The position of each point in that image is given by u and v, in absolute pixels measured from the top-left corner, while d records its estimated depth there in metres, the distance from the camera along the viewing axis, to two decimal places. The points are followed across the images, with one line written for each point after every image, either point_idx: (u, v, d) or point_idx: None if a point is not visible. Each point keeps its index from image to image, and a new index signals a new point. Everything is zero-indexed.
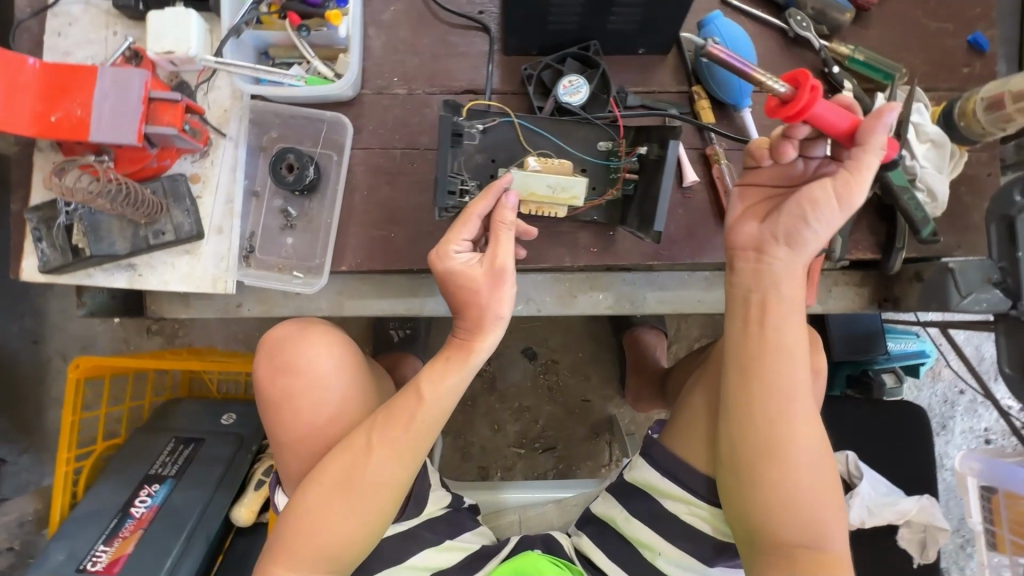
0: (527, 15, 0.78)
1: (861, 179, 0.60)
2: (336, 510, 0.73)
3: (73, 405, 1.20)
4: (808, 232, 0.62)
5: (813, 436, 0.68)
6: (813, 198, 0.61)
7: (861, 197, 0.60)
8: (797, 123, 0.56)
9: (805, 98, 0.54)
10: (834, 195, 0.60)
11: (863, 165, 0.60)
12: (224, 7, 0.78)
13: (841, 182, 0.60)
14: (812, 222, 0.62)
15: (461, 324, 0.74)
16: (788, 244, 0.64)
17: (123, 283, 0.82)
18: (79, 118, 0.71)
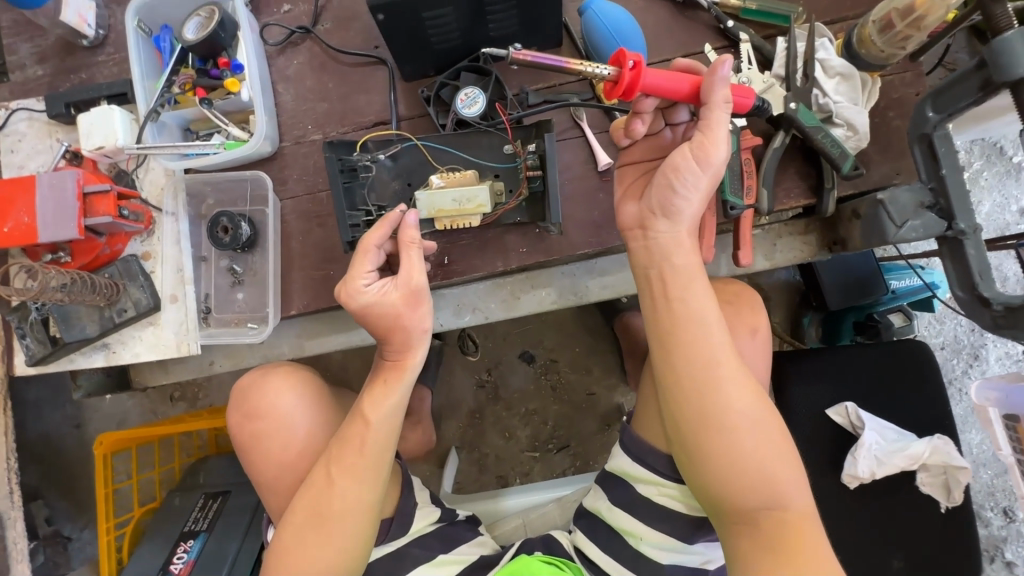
0: (408, 42, 0.81)
1: (714, 136, 0.65)
2: (312, 548, 0.74)
3: (105, 479, 1.31)
4: (679, 199, 0.67)
5: (749, 394, 0.67)
6: (676, 165, 0.66)
7: (717, 152, 0.66)
8: (630, 97, 0.64)
9: (631, 75, 0.62)
10: (692, 158, 0.66)
11: (712, 123, 0.66)
12: (138, 95, 0.85)
13: (696, 144, 0.66)
14: (681, 189, 0.67)
15: (388, 347, 0.77)
16: (666, 214, 0.69)
17: (101, 361, 0.89)
18: (27, 224, 0.79)
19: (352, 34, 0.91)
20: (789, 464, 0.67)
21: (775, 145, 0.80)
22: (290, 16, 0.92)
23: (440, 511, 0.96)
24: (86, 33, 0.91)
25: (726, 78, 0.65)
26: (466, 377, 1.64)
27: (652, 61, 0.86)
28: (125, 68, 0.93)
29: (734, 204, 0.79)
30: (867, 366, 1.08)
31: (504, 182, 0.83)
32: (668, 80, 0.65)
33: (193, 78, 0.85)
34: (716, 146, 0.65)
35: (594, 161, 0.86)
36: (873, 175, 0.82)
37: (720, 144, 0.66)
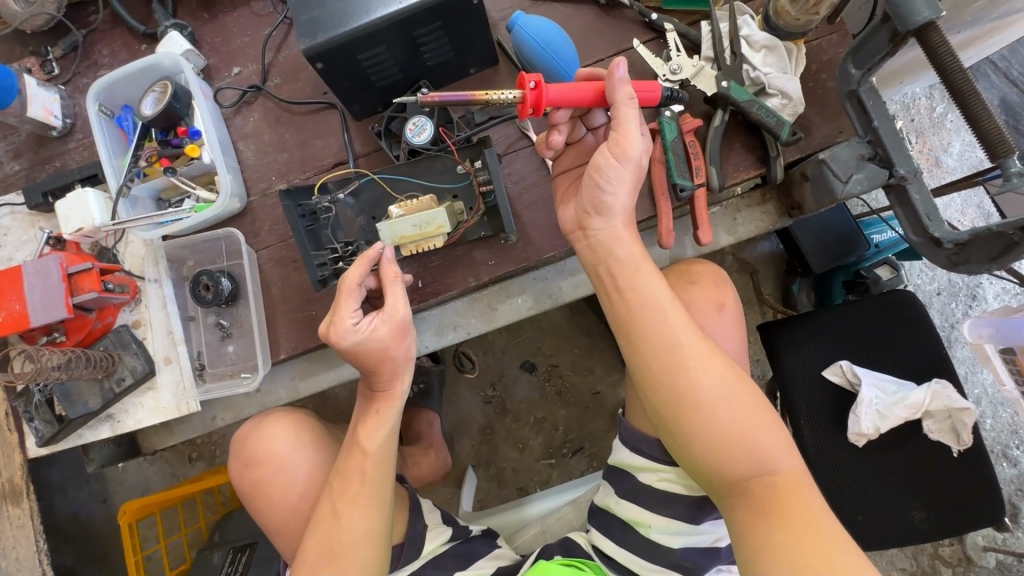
0: (351, 85, 0.85)
1: (627, 133, 0.68)
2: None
3: (133, 547, 1.33)
4: (607, 195, 0.70)
5: (717, 368, 0.68)
6: (597, 165, 0.69)
7: (634, 145, 0.68)
8: (539, 114, 0.69)
9: (534, 95, 0.67)
10: (611, 157, 0.68)
11: (622, 120, 0.68)
12: (108, 173, 0.89)
13: (613, 143, 0.68)
14: (607, 186, 0.69)
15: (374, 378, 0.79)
16: (599, 212, 0.71)
17: (108, 432, 0.93)
18: (19, 312, 0.83)
19: (301, 85, 0.96)
20: (770, 428, 0.68)
21: (715, 123, 0.83)
22: (240, 78, 0.97)
23: (452, 529, 0.97)
24: (54, 125, 0.97)
25: (623, 78, 0.67)
26: (472, 395, 1.66)
27: (586, 63, 0.89)
28: (95, 150, 0.98)
29: (683, 186, 0.80)
30: (852, 323, 1.09)
31: (463, 200, 0.87)
32: (572, 91, 0.70)
33: (157, 149, 0.90)
34: (631, 141, 0.68)
35: (546, 166, 0.88)
36: (816, 137, 0.84)
37: (635, 139, 0.68)
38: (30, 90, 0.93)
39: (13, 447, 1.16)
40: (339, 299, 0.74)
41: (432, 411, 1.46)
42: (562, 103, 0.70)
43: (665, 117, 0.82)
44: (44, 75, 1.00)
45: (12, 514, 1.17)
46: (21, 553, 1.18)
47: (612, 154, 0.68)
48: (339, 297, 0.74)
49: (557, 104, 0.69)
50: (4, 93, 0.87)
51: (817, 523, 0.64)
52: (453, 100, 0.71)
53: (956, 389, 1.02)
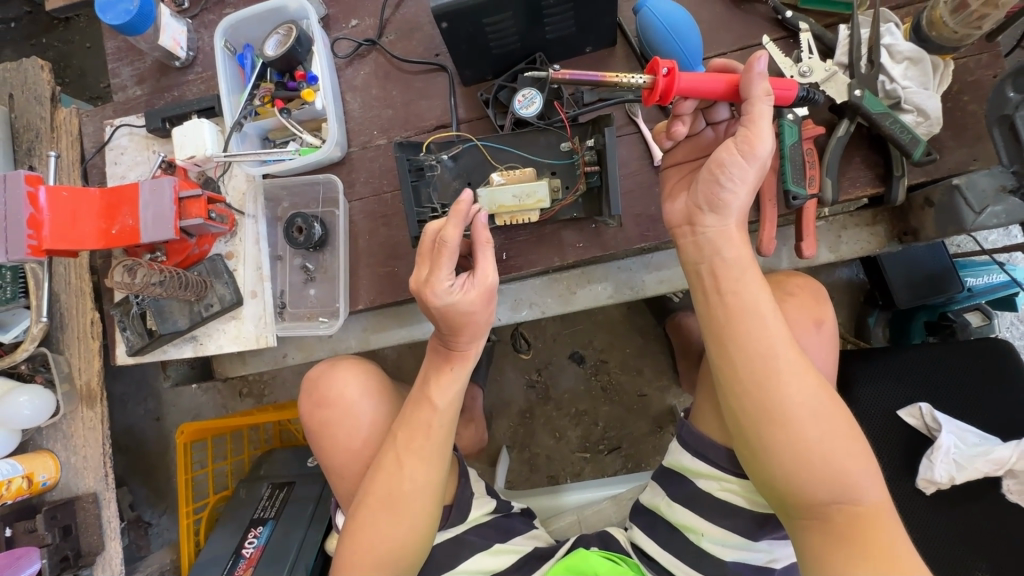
0: (470, 49, 0.85)
1: (758, 130, 0.65)
2: (385, 529, 0.78)
3: (184, 465, 1.41)
4: (727, 192, 0.67)
5: (811, 384, 0.65)
6: (721, 160, 0.67)
7: (764, 144, 0.65)
8: (668, 101, 0.67)
9: (665, 82, 0.65)
10: (738, 153, 0.66)
11: (755, 117, 0.65)
12: (225, 107, 0.93)
13: (741, 139, 0.66)
14: (727, 183, 0.67)
15: (453, 337, 0.79)
16: (713, 209, 0.69)
17: (190, 352, 0.98)
18: (132, 227, 0.87)
19: (414, 44, 0.97)
20: (858, 455, 0.65)
21: (839, 133, 0.79)
22: (357, 30, 0.98)
23: (495, 501, 0.99)
24: (179, 55, 1.01)
25: (763, 72, 0.65)
26: (517, 376, 1.66)
27: (708, 55, 0.86)
28: (212, 85, 1.03)
29: (796, 194, 0.76)
30: (936, 361, 0.97)
31: (561, 178, 0.86)
32: (704, 82, 0.67)
33: (271, 91, 0.93)
34: (761, 139, 0.65)
35: (650, 155, 0.87)
36: (947, 161, 0.79)
37: (766, 137, 0.65)
38: (164, 19, 0.97)
39: (95, 354, 1.24)
40: (437, 259, 0.72)
41: (478, 386, 1.46)
42: (691, 93, 0.68)
43: (787, 120, 0.77)
44: (175, 7, 1.05)
45: (85, 415, 1.25)
46: (89, 453, 1.26)
47: (739, 151, 0.66)
48: (437, 256, 0.72)
49: (686, 94, 0.67)
50: (140, 20, 0.92)
51: (897, 560, 0.61)
52: (582, 79, 0.70)
53: None
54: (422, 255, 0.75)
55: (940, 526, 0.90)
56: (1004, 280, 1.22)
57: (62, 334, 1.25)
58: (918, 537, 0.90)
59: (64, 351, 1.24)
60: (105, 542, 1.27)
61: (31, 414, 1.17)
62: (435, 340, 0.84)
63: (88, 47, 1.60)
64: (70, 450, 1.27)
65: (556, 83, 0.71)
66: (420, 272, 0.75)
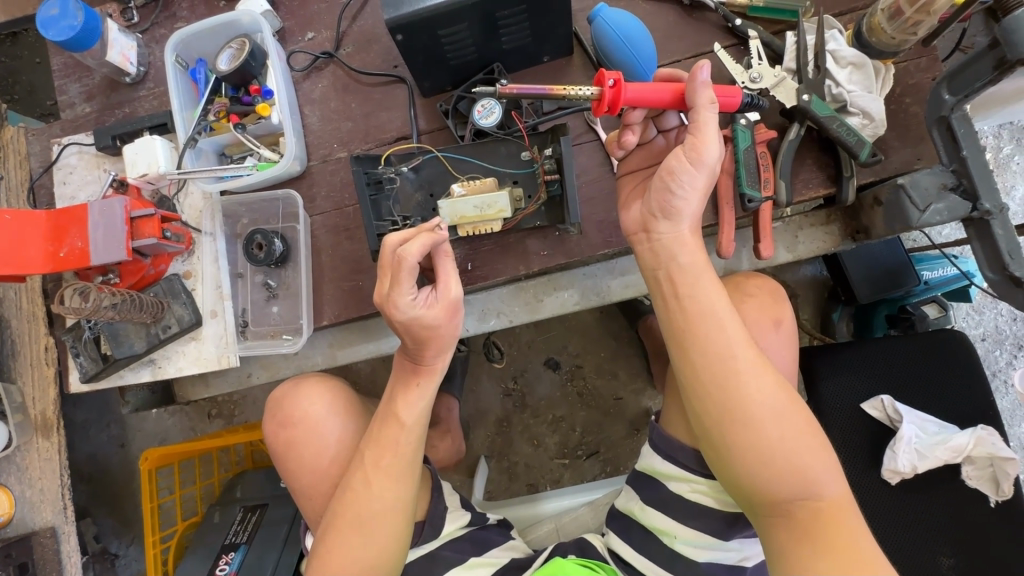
0: (427, 61, 0.85)
1: (705, 137, 0.66)
2: (355, 550, 0.77)
3: (150, 492, 1.36)
4: (678, 200, 0.68)
5: (770, 385, 0.66)
6: (670, 168, 0.67)
7: (712, 152, 0.66)
8: (617, 111, 0.68)
9: (611, 93, 0.66)
10: (686, 160, 0.66)
11: (701, 124, 0.66)
12: (178, 123, 0.91)
13: (689, 146, 0.66)
14: (678, 190, 0.67)
15: (417, 351, 0.78)
16: (666, 215, 0.69)
17: (148, 376, 0.95)
18: (82, 249, 0.84)
19: (373, 56, 0.96)
20: (819, 453, 0.66)
21: (790, 136, 0.81)
22: (314, 43, 0.97)
23: (470, 515, 0.98)
24: (129, 71, 0.98)
25: (706, 81, 0.66)
26: (493, 385, 1.65)
27: (662, 62, 0.88)
28: (164, 100, 1.00)
29: (751, 197, 0.78)
30: (894, 354, 0.99)
31: (523, 187, 0.86)
32: (651, 91, 0.68)
33: (227, 105, 0.91)
34: (708, 145, 0.66)
35: (610, 162, 0.88)
36: (893, 161, 0.82)
37: (713, 144, 0.66)
38: (112, 34, 0.94)
39: (50, 383, 1.21)
40: (398, 274, 0.70)
41: (452, 396, 1.45)
42: (638, 103, 0.68)
43: (740, 125, 0.79)
44: (124, 22, 1.02)
45: (40, 446, 1.22)
46: (46, 485, 1.23)
47: (686, 160, 0.66)
48: (397, 271, 0.70)
49: (634, 104, 0.68)
50: (86, 35, 0.89)
51: (859, 555, 0.62)
52: (532, 93, 0.70)
53: (1002, 437, 0.92)
54: (383, 268, 0.74)
55: (904, 515, 0.92)
56: (956, 272, 1.27)
57: (14, 362, 1.21)
58: (883, 526, 0.92)
59: (17, 380, 1.20)
60: None
61: None
62: (402, 355, 0.83)
63: (37, 62, 1.54)
64: (25, 483, 1.23)
65: (506, 97, 0.72)
66: (381, 286, 0.73)
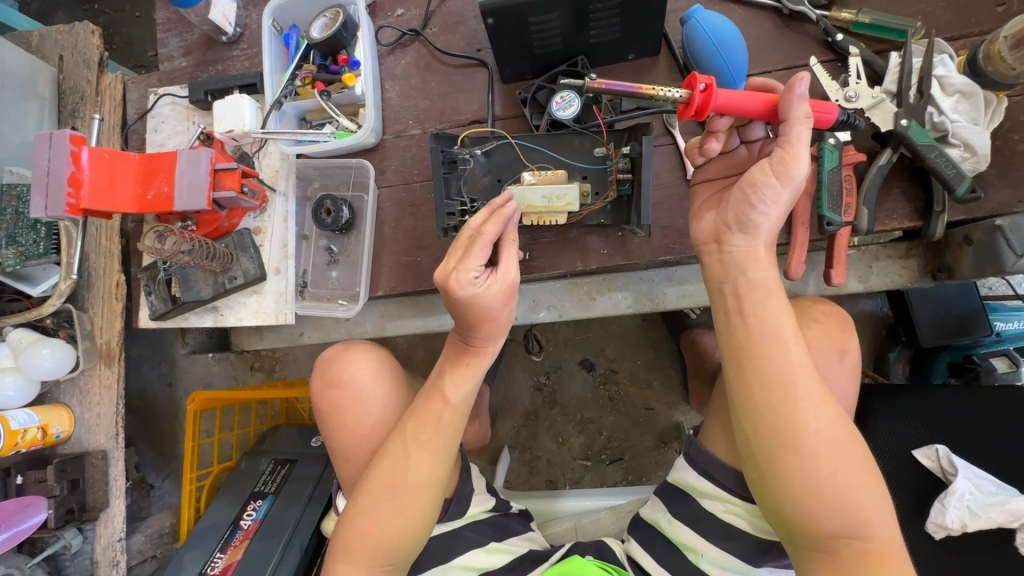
0: (513, 47, 0.86)
1: (795, 153, 0.63)
2: (385, 516, 0.79)
3: (192, 432, 1.43)
4: (757, 214, 0.66)
5: (831, 417, 0.64)
6: (753, 180, 0.65)
7: (802, 169, 0.64)
8: (705, 116, 0.66)
9: (701, 97, 0.64)
10: (772, 174, 0.64)
11: (793, 139, 0.64)
12: (267, 86, 0.95)
13: (777, 160, 0.64)
14: (758, 205, 0.65)
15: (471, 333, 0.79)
16: (742, 228, 0.67)
17: (210, 322, 1.00)
18: (167, 194, 0.89)
19: (458, 38, 0.97)
20: (874, 493, 0.63)
21: (880, 162, 0.77)
22: (402, 19, 0.99)
23: (495, 500, 0.99)
24: (226, 31, 1.02)
25: (803, 94, 0.63)
26: (526, 377, 1.66)
27: (752, 72, 0.85)
28: (255, 62, 1.04)
29: (831, 220, 0.75)
30: (959, 403, 0.94)
31: (592, 183, 0.85)
32: (742, 100, 0.66)
33: (313, 72, 0.94)
34: (797, 162, 0.63)
35: (683, 168, 0.86)
36: (990, 201, 0.77)
37: (802, 161, 0.63)
38: None
39: (117, 315, 1.34)
40: (470, 248, 0.72)
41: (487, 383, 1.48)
42: (727, 110, 0.66)
43: (828, 144, 0.76)
44: None
45: (103, 373, 1.34)
46: (103, 411, 1.34)
47: (769, 175, 0.64)
48: (470, 245, 0.72)
49: (722, 111, 0.66)
50: None
51: None
52: (617, 90, 0.69)
53: None
54: (453, 246, 0.75)
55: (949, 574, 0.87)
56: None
57: (88, 293, 1.35)
58: None
59: (89, 310, 1.34)
60: (110, 499, 1.34)
61: (53, 364, 1.25)
62: (455, 335, 0.85)
63: (137, 16, 1.64)
64: (85, 405, 1.35)
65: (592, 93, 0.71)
66: (448, 260, 0.74)
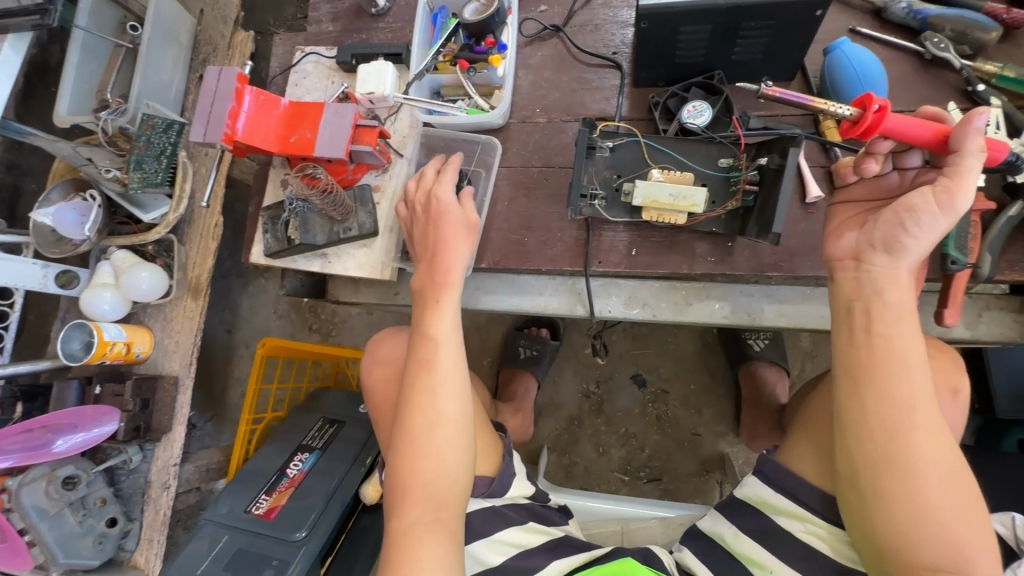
0: (657, 53, 0.90)
1: (962, 184, 0.65)
2: (425, 467, 0.77)
3: (257, 376, 1.48)
4: (908, 237, 0.68)
5: (944, 441, 0.65)
6: (911, 204, 0.67)
7: (965, 200, 0.65)
8: (873, 137, 0.68)
9: (874, 117, 0.67)
10: (934, 200, 0.66)
11: (963, 170, 0.65)
12: (414, 58, 1.02)
13: (941, 188, 0.66)
14: (911, 228, 0.67)
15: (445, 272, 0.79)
16: (887, 249, 0.69)
17: (317, 267, 1.05)
18: (309, 140, 0.96)
19: (596, 39, 1.02)
20: (974, 533, 0.63)
21: (1010, 213, 0.78)
22: (545, 15, 1.05)
23: (536, 488, 1.00)
24: (378, 3, 1.10)
25: (981, 128, 0.65)
26: (575, 382, 1.67)
27: (887, 109, 0.87)
28: (398, 35, 1.11)
29: (955, 259, 0.76)
30: None
31: (711, 191, 0.89)
32: (912, 126, 0.68)
33: (456, 51, 1.00)
34: (963, 193, 0.65)
35: (803, 191, 0.89)
36: None
37: (968, 192, 0.65)
38: None
39: (210, 253, 1.43)
40: None
41: (534, 378, 1.59)
42: (895, 134, 0.68)
43: None
44: None
45: (188, 304, 1.42)
46: (181, 338, 1.41)
47: (930, 201, 0.66)
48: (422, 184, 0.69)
49: (889, 134, 0.69)
50: None
51: None
52: (789, 100, 0.70)
53: None
54: None
55: None
56: None
57: (188, 229, 1.44)
58: None
59: (187, 243, 1.43)
60: (172, 424, 1.39)
61: (148, 288, 1.32)
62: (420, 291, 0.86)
63: None
64: (165, 331, 1.42)
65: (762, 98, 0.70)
66: None
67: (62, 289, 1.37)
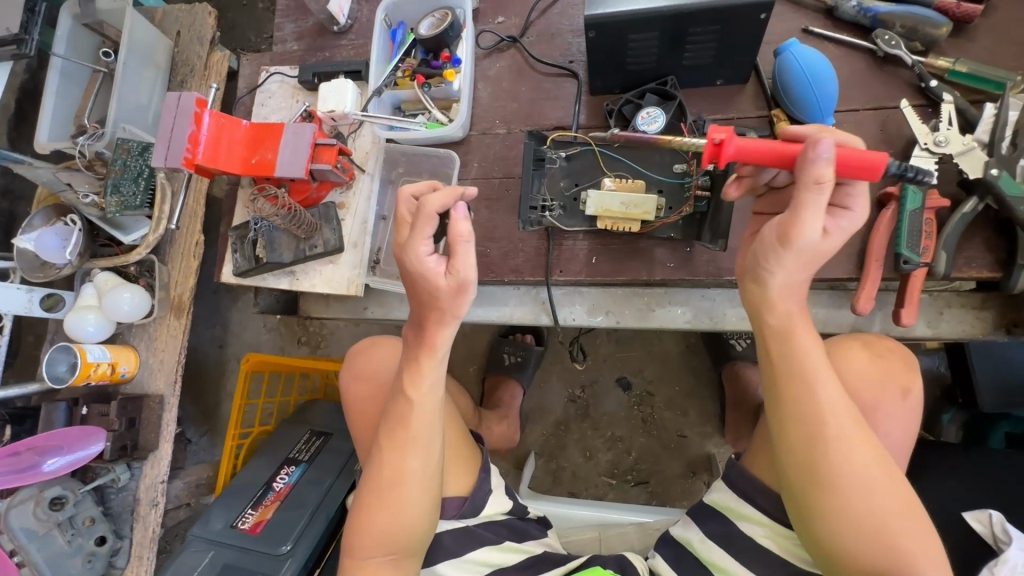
0: (609, 61, 0.90)
1: (801, 221, 0.62)
2: (386, 511, 0.82)
3: (242, 391, 1.50)
4: (765, 270, 0.67)
5: (874, 456, 0.65)
6: (760, 239, 0.67)
7: (807, 237, 0.62)
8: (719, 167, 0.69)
9: (712, 150, 0.68)
10: (773, 238, 0.64)
11: (802, 205, 0.62)
12: (372, 75, 1.03)
13: (782, 225, 0.64)
14: (765, 263, 0.66)
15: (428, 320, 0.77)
16: (755, 278, 0.69)
17: (286, 284, 1.06)
18: (270, 160, 0.97)
19: (552, 48, 1.02)
20: (918, 541, 0.63)
21: (964, 210, 0.77)
22: (502, 27, 1.05)
23: (513, 503, 0.99)
24: (339, 21, 1.11)
25: (824, 159, 0.60)
26: (560, 388, 1.67)
27: (840, 108, 0.87)
28: (360, 52, 1.12)
29: (908, 258, 0.77)
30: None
31: (667, 197, 0.89)
32: (763, 153, 0.66)
33: (414, 66, 1.02)
34: (801, 231, 0.62)
35: None
36: None
37: (807, 229, 0.62)
38: None
39: (192, 271, 1.44)
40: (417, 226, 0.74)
41: (520, 386, 1.57)
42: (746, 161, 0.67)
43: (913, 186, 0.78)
44: None
45: (171, 323, 1.43)
46: (165, 357, 1.43)
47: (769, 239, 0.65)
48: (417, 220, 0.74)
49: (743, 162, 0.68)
50: None
51: None
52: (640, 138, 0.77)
53: None
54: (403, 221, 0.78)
55: None
56: None
57: (170, 249, 1.45)
58: None
59: (169, 263, 1.44)
60: (159, 442, 1.41)
61: (130, 309, 1.34)
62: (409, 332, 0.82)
63: (247, 4, 1.79)
64: (150, 350, 1.44)
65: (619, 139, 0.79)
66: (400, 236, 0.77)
67: (48, 312, 1.39)
